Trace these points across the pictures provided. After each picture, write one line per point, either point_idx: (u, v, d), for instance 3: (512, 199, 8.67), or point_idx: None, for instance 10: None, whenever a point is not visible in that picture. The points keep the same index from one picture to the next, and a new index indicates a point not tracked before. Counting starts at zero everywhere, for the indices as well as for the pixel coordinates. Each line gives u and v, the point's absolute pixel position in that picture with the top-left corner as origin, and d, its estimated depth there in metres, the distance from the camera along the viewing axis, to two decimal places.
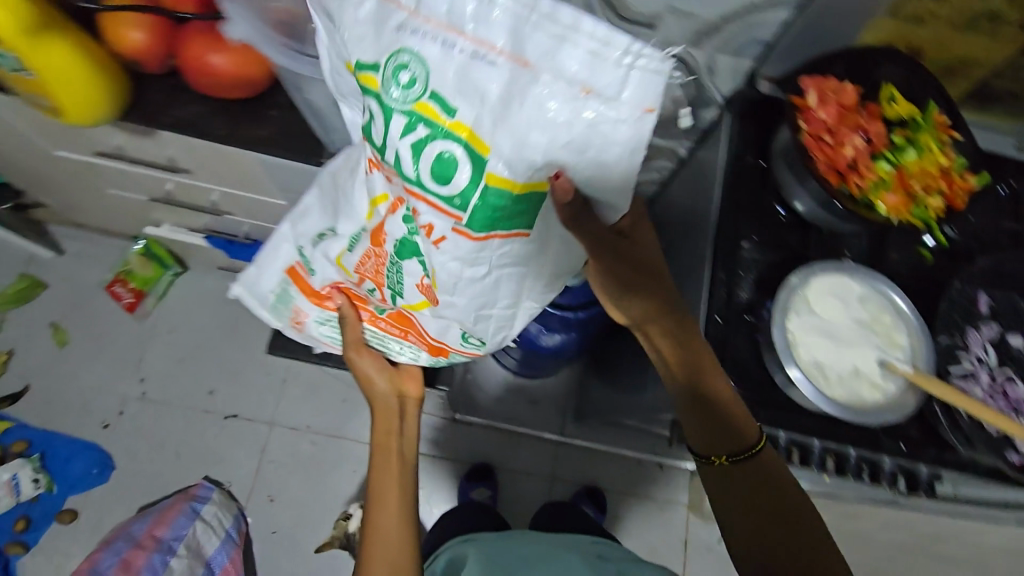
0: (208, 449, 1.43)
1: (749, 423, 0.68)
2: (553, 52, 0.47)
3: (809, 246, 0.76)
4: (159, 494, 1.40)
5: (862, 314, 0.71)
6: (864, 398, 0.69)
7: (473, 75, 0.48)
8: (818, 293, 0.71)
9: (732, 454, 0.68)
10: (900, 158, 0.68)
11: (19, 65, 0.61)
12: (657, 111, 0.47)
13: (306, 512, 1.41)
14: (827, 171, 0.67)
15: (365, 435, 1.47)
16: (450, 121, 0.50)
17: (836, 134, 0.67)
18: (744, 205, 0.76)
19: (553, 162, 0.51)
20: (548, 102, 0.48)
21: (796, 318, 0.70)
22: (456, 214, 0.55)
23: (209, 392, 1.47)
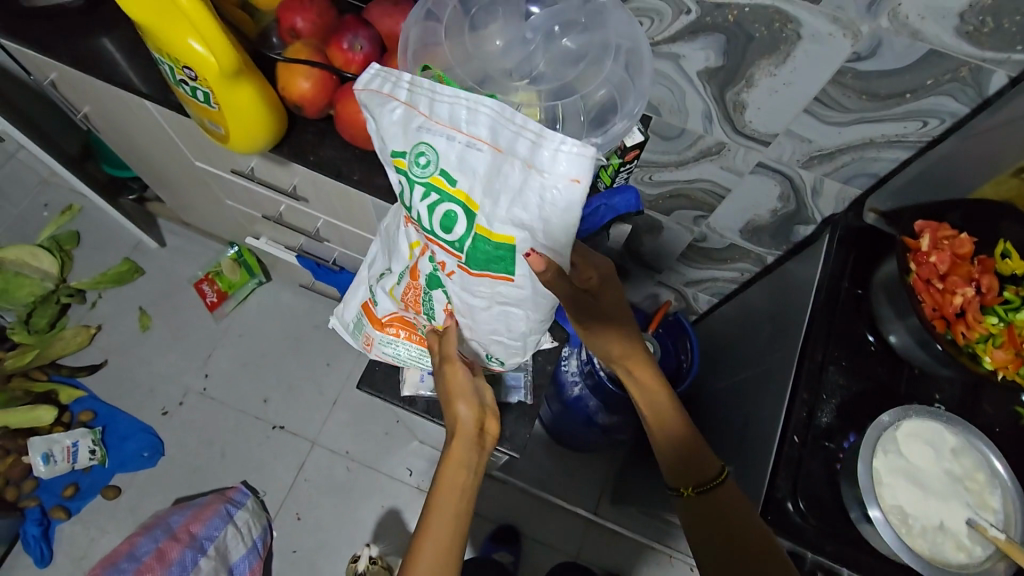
0: (250, 454, 1.48)
1: (708, 455, 0.71)
2: (518, 140, 0.50)
3: (898, 382, 0.74)
4: (197, 490, 1.44)
5: (953, 468, 0.69)
6: (946, 557, 0.66)
7: (467, 157, 0.52)
8: (906, 436, 0.70)
9: (697, 485, 0.70)
10: (1012, 315, 0.70)
11: (210, 99, 0.72)
12: (585, 182, 0.48)
13: (328, 538, 1.41)
14: (933, 316, 0.70)
15: (398, 473, 1.48)
16: (451, 188, 0.54)
17: (947, 281, 0.71)
18: (836, 329, 0.76)
19: (521, 224, 0.52)
20: (515, 178, 0.50)
21: (882, 456, 0.69)
22: (457, 254, 0.58)
23: (263, 400, 1.53)
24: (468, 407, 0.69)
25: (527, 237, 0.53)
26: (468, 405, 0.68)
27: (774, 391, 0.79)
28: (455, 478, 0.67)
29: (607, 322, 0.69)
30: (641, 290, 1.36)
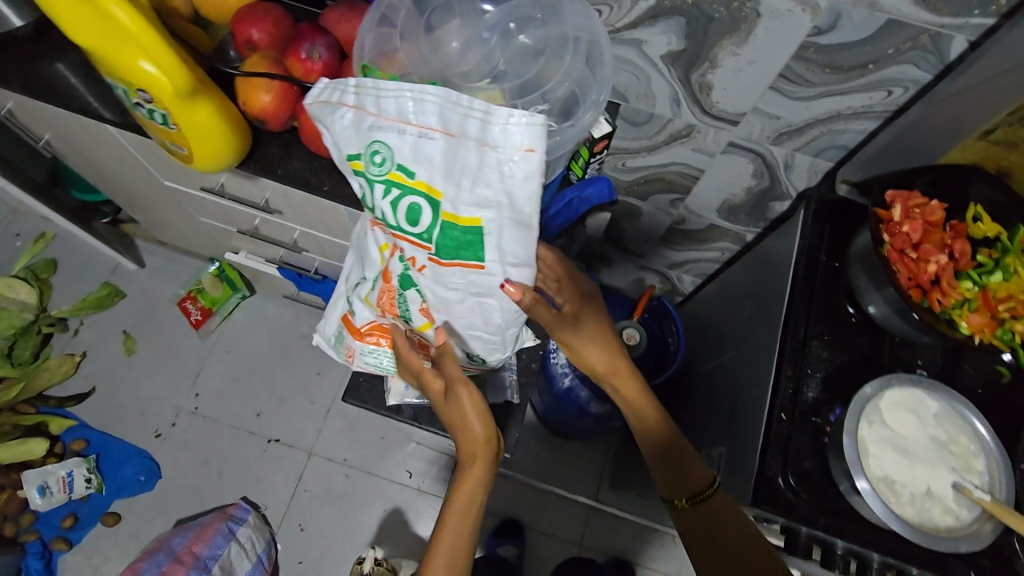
0: (247, 470, 1.47)
1: (698, 465, 0.73)
2: (466, 122, 0.49)
3: (881, 351, 0.75)
4: (197, 509, 1.44)
5: (938, 433, 0.70)
6: (932, 520, 0.68)
7: (420, 149, 0.51)
8: (891, 405, 0.71)
9: (691, 496, 0.72)
10: (985, 279, 0.70)
11: (167, 120, 0.70)
12: (540, 152, 0.48)
13: (333, 546, 1.42)
14: (909, 284, 0.70)
15: (398, 475, 1.48)
16: (411, 181, 0.52)
17: (920, 250, 0.71)
18: (816, 303, 0.77)
19: (485, 206, 0.51)
20: (471, 159, 0.49)
21: (867, 427, 0.70)
22: (427, 247, 0.56)
23: (256, 414, 1.52)
24: (483, 425, 0.65)
25: (495, 216, 0.52)
26: (484, 425, 0.66)
27: (760, 370, 0.79)
28: (466, 498, 0.68)
29: (594, 339, 0.72)
30: (625, 276, 1.36)
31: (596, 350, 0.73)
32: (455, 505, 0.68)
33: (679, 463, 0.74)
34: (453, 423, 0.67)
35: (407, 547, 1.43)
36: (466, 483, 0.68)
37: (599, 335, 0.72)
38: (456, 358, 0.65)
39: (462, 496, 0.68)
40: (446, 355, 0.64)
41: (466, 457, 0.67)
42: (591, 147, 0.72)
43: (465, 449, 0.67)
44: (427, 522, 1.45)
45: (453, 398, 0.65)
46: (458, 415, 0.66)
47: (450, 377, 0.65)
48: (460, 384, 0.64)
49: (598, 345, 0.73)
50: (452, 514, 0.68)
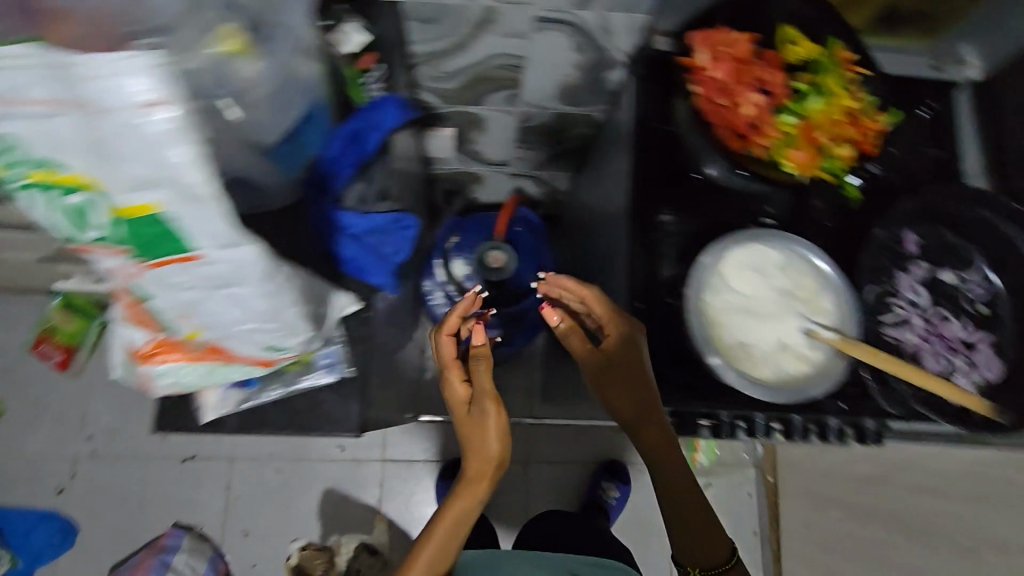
0: (171, 495, 1.38)
1: (716, 536, 0.72)
2: (64, 87, 0.41)
3: (727, 211, 0.75)
4: (129, 550, 1.34)
5: (783, 282, 0.73)
6: (786, 371, 0.71)
7: (38, 133, 0.44)
8: (711, 268, 0.71)
9: (703, 566, 0.72)
10: (804, 107, 0.68)
11: None
12: (171, 103, 0.41)
13: (283, 540, 1.38)
14: (727, 135, 0.68)
15: (331, 454, 1.44)
16: (58, 175, 0.47)
17: (732, 94, 0.68)
18: (654, 177, 0.74)
19: (147, 183, 0.46)
20: (97, 133, 0.43)
21: (715, 297, 0.72)
22: (121, 250, 0.54)
23: (163, 437, 1.40)
24: (501, 444, 0.74)
25: (167, 194, 0.47)
26: (501, 448, 0.74)
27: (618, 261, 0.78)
28: (453, 520, 0.74)
29: (632, 386, 0.67)
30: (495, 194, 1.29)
31: (631, 395, 0.67)
32: (444, 523, 0.74)
33: (668, 473, 0.71)
34: (469, 435, 0.75)
35: (359, 517, 1.41)
36: (461, 503, 0.74)
37: (634, 382, 0.67)
38: (490, 371, 0.75)
39: (453, 515, 0.74)
40: (480, 360, 0.75)
41: (473, 475, 0.75)
42: (355, 63, 0.77)
43: (475, 466, 0.75)
44: (372, 488, 1.43)
45: (479, 413, 0.75)
46: (479, 434, 0.74)
47: (481, 391, 0.75)
48: (488, 400, 0.75)
49: (627, 389, 0.67)
50: (436, 535, 0.74)
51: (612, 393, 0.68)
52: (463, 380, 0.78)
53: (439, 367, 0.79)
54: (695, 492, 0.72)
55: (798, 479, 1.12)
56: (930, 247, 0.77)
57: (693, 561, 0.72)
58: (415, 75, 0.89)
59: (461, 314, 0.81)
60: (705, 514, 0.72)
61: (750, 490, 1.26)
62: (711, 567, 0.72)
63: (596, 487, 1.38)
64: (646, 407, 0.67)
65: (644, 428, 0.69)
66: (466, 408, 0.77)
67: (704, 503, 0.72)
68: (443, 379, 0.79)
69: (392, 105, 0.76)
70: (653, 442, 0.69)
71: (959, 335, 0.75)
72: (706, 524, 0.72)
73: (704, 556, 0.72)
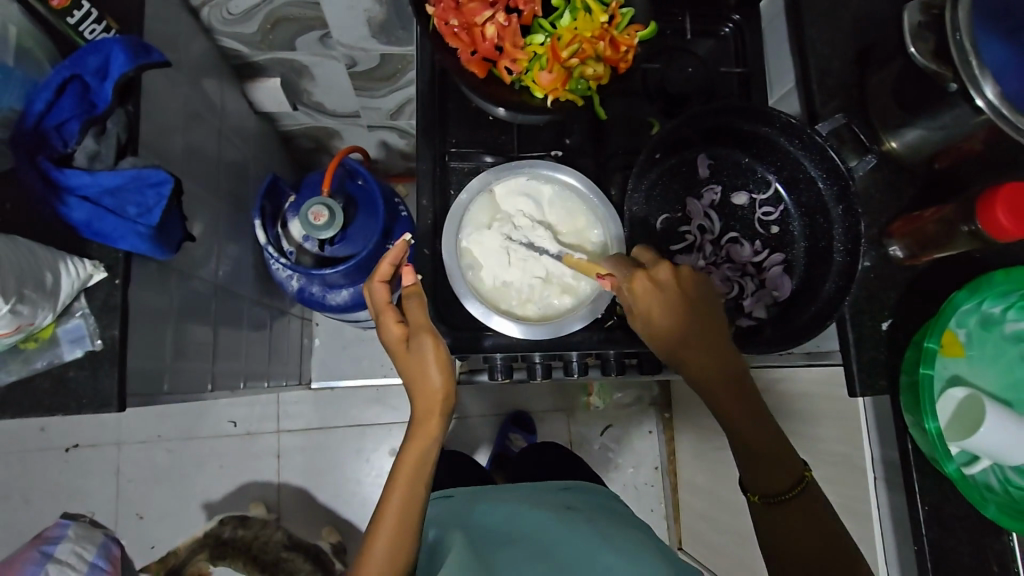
0: (56, 486, 1.26)
1: (790, 463, 0.58)
2: None
3: (609, 135, 0.72)
4: (15, 547, 1.23)
5: (547, 215, 0.69)
6: (551, 303, 0.67)
7: None
8: (521, 197, 0.69)
9: (765, 494, 0.58)
10: (553, 26, 0.59)
11: None
12: None
13: (179, 520, 1.27)
14: (473, 59, 0.61)
15: (224, 429, 1.32)
16: None
17: (467, 13, 0.58)
18: (453, 113, 0.72)
19: None
20: None
21: (474, 233, 0.68)
22: None
23: (40, 429, 1.26)
24: (442, 373, 0.60)
25: None
26: (445, 380, 0.60)
27: None
28: (415, 464, 0.61)
29: (676, 303, 0.57)
30: (389, 150, 1.25)
31: (673, 318, 0.57)
32: (405, 465, 0.61)
33: (723, 398, 0.59)
34: (409, 374, 0.61)
35: (261, 491, 1.30)
36: (417, 444, 0.61)
37: (673, 300, 0.57)
38: (423, 304, 0.61)
39: (410, 466, 0.61)
40: (412, 298, 0.61)
41: (421, 413, 0.62)
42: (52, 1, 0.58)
43: (421, 404, 0.61)
44: (269, 459, 1.32)
45: (415, 348, 0.60)
46: (417, 368, 0.60)
47: (415, 326, 0.61)
48: (425, 332, 0.60)
49: (678, 307, 0.57)
50: (391, 510, 0.60)
51: (649, 314, 0.57)
52: (398, 320, 0.63)
53: (371, 315, 0.65)
54: (765, 413, 0.60)
55: (689, 409, 1.23)
56: (721, 170, 0.72)
57: (775, 523, 0.58)
58: (299, 40, 0.85)
59: (392, 260, 0.65)
60: (781, 443, 0.59)
61: (650, 428, 1.43)
62: (775, 495, 0.58)
63: (502, 437, 1.36)
64: (699, 324, 0.58)
65: (686, 349, 0.58)
66: (403, 347, 0.62)
67: (778, 429, 0.60)
68: (377, 324, 0.64)
69: (115, 45, 0.56)
70: (706, 370, 0.58)
71: (777, 275, 0.70)
72: (777, 455, 0.59)
73: (758, 482, 0.59)
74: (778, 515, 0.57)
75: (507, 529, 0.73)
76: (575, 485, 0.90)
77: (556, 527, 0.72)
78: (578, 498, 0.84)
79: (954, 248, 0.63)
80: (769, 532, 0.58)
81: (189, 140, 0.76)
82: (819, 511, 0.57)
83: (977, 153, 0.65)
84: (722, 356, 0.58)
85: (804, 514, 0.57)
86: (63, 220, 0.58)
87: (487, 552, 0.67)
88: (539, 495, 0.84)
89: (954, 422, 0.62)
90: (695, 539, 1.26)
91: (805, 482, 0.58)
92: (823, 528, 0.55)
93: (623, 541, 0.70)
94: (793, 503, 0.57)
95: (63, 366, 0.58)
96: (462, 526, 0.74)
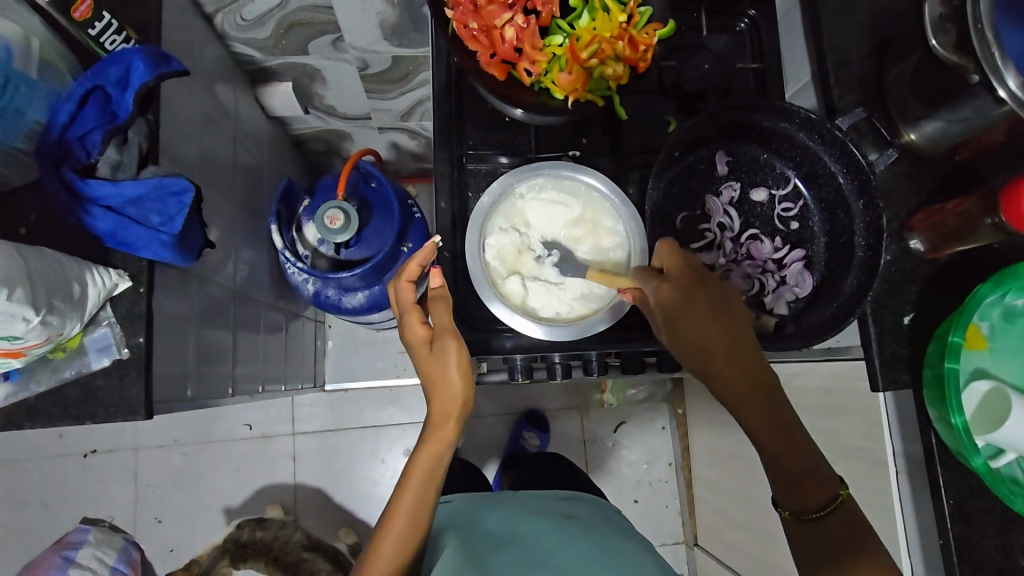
0: (75, 491, 1.27)
1: (822, 478, 0.55)
2: None
3: (624, 134, 0.73)
4: (36, 552, 1.24)
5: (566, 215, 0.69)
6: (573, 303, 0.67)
7: None
8: (543, 198, 0.69)
9: (797, 509, 0.55)
10: (572, 27, 0.59)
11: None
12: None
13: (196, 523, 1.28)
14: (492, 62, 0.61)
15: (240, 432, 1.32)
16: None
17: (486, 16, 0.58)
18: (470, 115, 0.73)
19: None
20: None
21: (496, 234, 0.68)
22: None
23: (58, 435, 1.27)
24: (462, 380, 0.60)
25: None
26: (465, 388, 0.61)
27: None
28: (428, 467, 0.61)
29: (703, 311, 0.58)
30: (399, 151, 1.25)
31: (700, 327, 0.57)
32: (419, 470, 0.61)
33: (755, 414, 0.57)
34: (429, 376, 0.61)
35: (278, 493, 1.31)
36: (430, 449, 0.61)
37: (698, 308, 0.58)
38: (449, 307, 0.61)
39: (422, 469, 0.61)
40: (438, 300, 0.62)
41: (438, 418, 0.61)
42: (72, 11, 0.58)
43: (438, 408, 0.61)
44: (284, 461, 1.32)
45: (439, 351, 0.60)
46: (438, 371, 0.60)
47: (440, 328, 0.61)
48: (449, 336, 0.60)
49: (705, 315, 0.58)
50: (400, 511, 0.60)
51: (676, 322, 0.58)
52: (423, 321, 0.63)
53: (395, 314, 0.65)
54: (793, 426, 0.57)
55: (703, 404, 1.23)
56: (739, 167, 0.72)
57: (809, 541, 0.54)
58: (312, 45, 0.86)
59: (420, 262, 0.65)
60: (813, 457, 0.56)
61: (663, 424, 1.43)
62: (808, 513, 0.55)
63: (517, 436, 1.37)
64: (721, 327, 0.58)
65: (713, 359, 0.57)
66: (425, 349, 0.62)
67: (811, 444, 0.57)
68: (400, 324, 0.64)
69: (136, 55, 0.57)
70: (735, 383, 0.57)
71: (798, 272, 0.70)
72: (808, 471, 0.56)
73: (791, 497, 0.56)
74: (811, 530, 0.54)
75: (507, 532, 0.73)
76: (583, 500, 0.90)
77: (555, 534, 0.72)
78: (585, 511, 0.84)
79: (975, 241, 0.63)
80: (799, 548, 0.55)
81: (204, 146, 0.76)
82: (855, 528, 0.53)
83: (999, 146, 0.63)
84: (751, 367, 0.57)
85: (840, 531, 0.53)
86: (87, 230, 0.58)
87: (482, 548, 0.67)
88: (537, 502, 0.84)
89: (978, 415, 0.61)
90: (712, 534, 1.26)
91: (838, 500, 0.54)
92: (856, 545, 0.52)
93: (621, 554, 0.69)
94: (827, 519, 0.54)
95: (91, 375, 0.58)
96: (461, 525, 0.74)
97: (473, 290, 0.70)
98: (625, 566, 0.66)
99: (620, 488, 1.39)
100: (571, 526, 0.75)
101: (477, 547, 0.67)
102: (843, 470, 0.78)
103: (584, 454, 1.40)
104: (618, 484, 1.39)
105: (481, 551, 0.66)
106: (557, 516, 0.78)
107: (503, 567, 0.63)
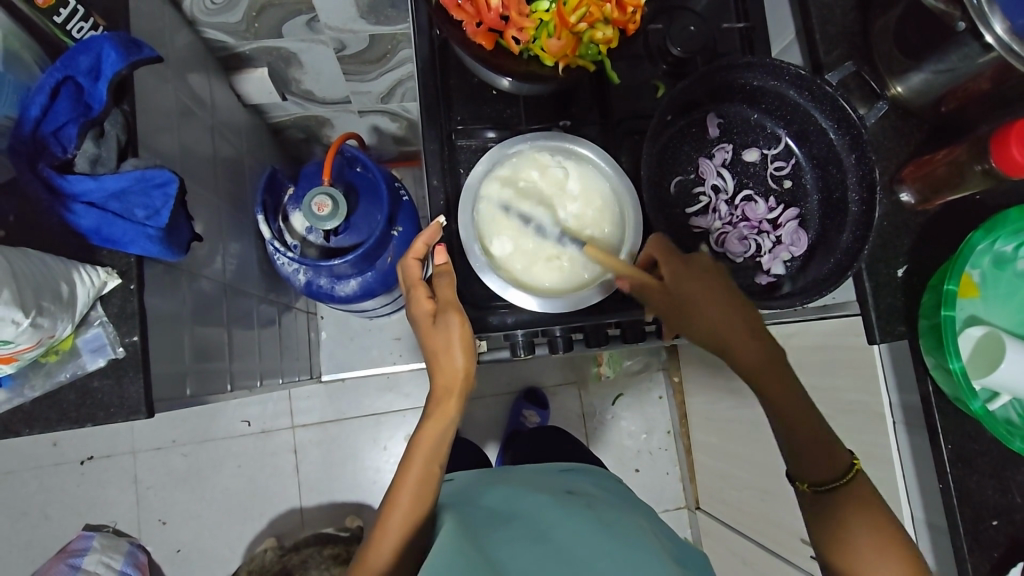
0: (75, 498, 1.25)
1: (837, 449, 0.56)
2: None
3: (611, 102, 0.72)
4: (42, 561, 1.23)
5: (557, 187, 0.68)
6: (555, 277, 0.67)
7: None
8: (543, 171, 0.68)
9: (815, 482, 0.56)
10: None
11: None
12: None
13: (202, 521, 1.28)
14: (479, 30, 0.60)
15: (237, 428, 1.31)
16: None
17: None
18: (457, 91, 0.72)
19: None
20: None
21: (490, 202, 0.67)
22: None
23: (53, 444, 1.25)
24: (466, 356, 0.61)
25: None
26: (466, 361, 0.61)
27: None
28: (433, 444, 0.61)
29: (702, 288, 0.60)
30: (381, 134, 1.22)
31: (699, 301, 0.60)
32: (423, 447, 0.61)
33: (771, 391, 0.57)
34: (432, 350, 0.61)
35: (281, 487, 1.30)
36: (434, 425, 0.61)
37: (696, 286, 0.60)
38: (454, 283, 0.63)
39: (427, 446, 0.61)
40: (443, 275, 0.63)
41: (440, 393, 0.62)
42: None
43: (440, 382, 0.62)
44: (286, 455, 1.32)
45: (441, 326, 0.61)
46: (441, 345, 0.61)
47: (445, 303, 0.62)
48: (453, 311, 0.61)
49: (710, 300, 0.59)
50: (406, 486, 0.60)
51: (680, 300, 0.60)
52: (428, 295, 0.64)
53: (403, 290, 0.66)
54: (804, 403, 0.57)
55: (698, 372, 1.24)
56: (730, 129, 0.72)
57: (828, 511, 0.55)
58: (287, 26, 0.83)
59: (427, 240, 0.65)
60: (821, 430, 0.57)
61: (660, 393, 1.44)
62: (823, 484, 0.55)
63: (517, 415, 1.37)
64: (715, 305, 0.59)
65: (726, 339, 0.59)
66: (429, 322, 0.62)
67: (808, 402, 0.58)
68: (407, 298, 0.65)
69: (106, 42, 0.55)
70: (749, 362, 0.58)
71: (794, 228, 0.70)
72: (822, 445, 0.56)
73: (807, 471, 0.56)
74: (826, 502, 0.55)
75: (510, 509, 0.72)
76: (583, 474, 0.90)
77: (557, 509, 0.71)
78: (586, 486, 0.84)
79: (965, 189, 0.63)
80: (820, 519, 0.55)
81: (182, 139, 0.74)
82: (866, 497, 0.54)
83: (986, 93, 0.62)
84: (759, 345, 0.58)
85: (857, 502, 0.54)
86: (71, 228, 0.57)
87: (486, 529, 0.66)
88: (538, 478, 0.84)
89: (974, 361, 0.62)
90: (714, 497, 1.28)
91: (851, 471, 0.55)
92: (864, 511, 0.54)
93: (623, 530, 0.69)
94: (843, 491, 0.55)
95: (86, 377, 0.57)
96: (465, 503, 0.73)
97: (470, 269, 0.70)
98: (627, 540, 0.66)
99: (621, 458, 1.41)
100: (573, 502, 0.74)
101: (481, 529, 0.66)
102: (841, 425, 0.79)
103: (584, 427, 1.42)
104: (619, 455, 1.41)
105: (482, 530, 0.66)
106: (558, 492, 0.78)
107: (506, 549, 0.62)
